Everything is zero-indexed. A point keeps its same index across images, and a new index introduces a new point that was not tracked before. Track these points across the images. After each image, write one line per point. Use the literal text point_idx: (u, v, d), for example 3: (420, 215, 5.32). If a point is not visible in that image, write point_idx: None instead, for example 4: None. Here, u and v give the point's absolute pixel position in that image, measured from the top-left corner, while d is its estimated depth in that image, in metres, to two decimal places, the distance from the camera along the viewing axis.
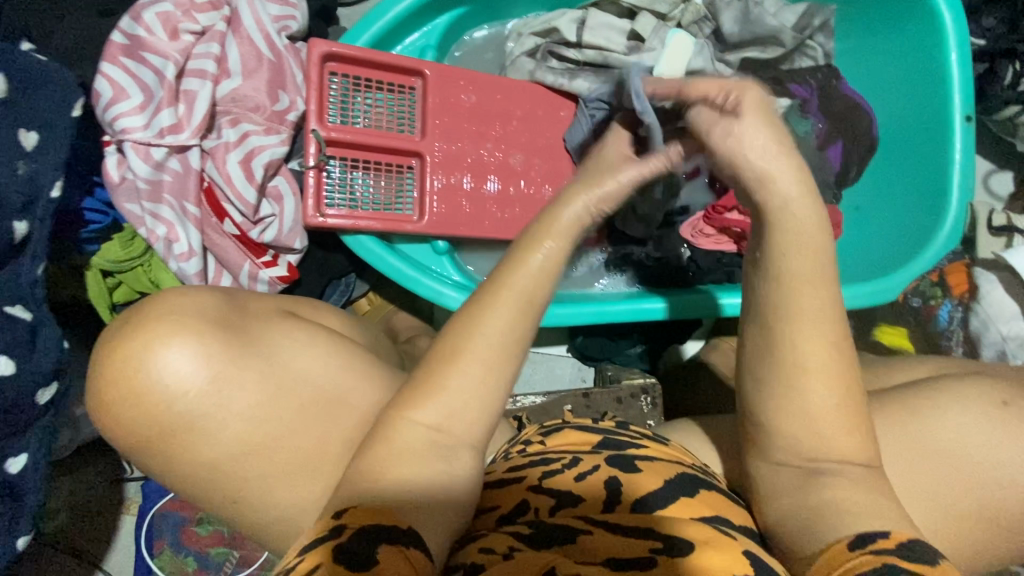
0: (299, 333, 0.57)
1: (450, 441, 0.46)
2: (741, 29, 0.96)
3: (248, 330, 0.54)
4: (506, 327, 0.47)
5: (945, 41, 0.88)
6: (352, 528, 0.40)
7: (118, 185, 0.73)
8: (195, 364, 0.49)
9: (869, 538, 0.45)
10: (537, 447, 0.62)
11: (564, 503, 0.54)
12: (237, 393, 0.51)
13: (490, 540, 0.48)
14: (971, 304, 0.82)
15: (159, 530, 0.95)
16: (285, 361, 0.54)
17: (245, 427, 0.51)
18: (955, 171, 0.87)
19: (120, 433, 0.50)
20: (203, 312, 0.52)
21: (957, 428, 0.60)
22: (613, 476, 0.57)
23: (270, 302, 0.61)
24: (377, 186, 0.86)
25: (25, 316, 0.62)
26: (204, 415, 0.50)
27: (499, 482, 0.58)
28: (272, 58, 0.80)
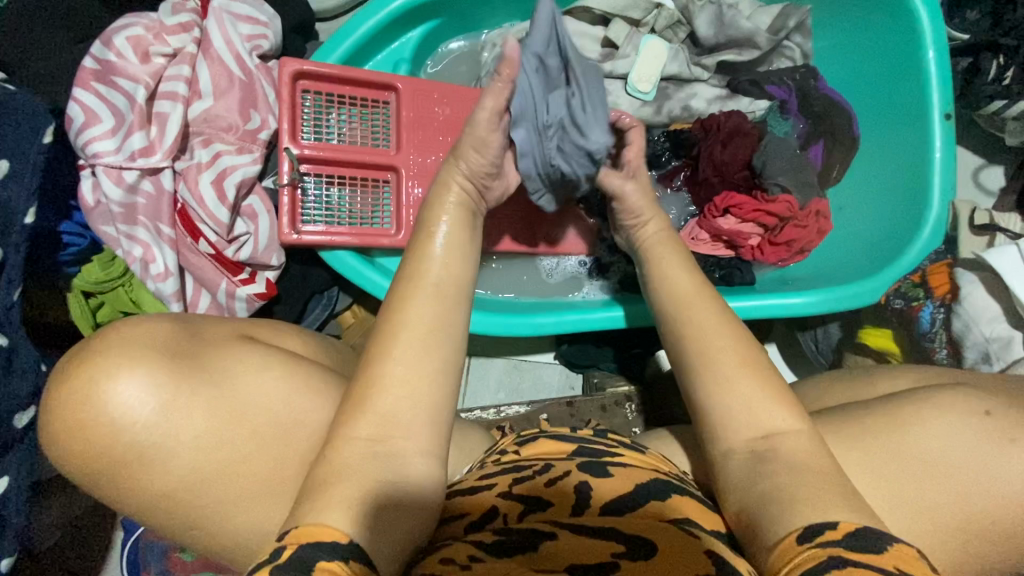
0: (251, 356, 0.58)
1: (396, 455, 0.48)
2: (716, 32, 0.95)
3: (202, 360, 0.55)
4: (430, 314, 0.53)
5: (922, 38, 0.86)
6: (293, 548, 0.40)
7: (93, 209, 0.74)
8: (143, 396, 0.51)
9: (816, 531, 0.45)
10: (512, 456, 0.62)
11: (534, 509, 0.54)
12: (186, 422, 0.52)
13: (448, 551, 0.47)
14: (952, 306, 0.81)
15: (145, 558, 0.97)
16: (243, 392, 0.56)
17: (197, 460, 0.52)
18: (936, 169, 0.86)
19: (83, 465, 0.51)
20: (151, 345, 0.54)
21: (934, 434, 0.59)
22: (583, 481, 0.57)
23: (227, 327, 0.62)
24: (354, 200, 0.87)
25: (2, 341, 0.63)
26: (152, 446, 0.51)
27: (469, 490, 0.58)
28: (243, 77, 0.80)
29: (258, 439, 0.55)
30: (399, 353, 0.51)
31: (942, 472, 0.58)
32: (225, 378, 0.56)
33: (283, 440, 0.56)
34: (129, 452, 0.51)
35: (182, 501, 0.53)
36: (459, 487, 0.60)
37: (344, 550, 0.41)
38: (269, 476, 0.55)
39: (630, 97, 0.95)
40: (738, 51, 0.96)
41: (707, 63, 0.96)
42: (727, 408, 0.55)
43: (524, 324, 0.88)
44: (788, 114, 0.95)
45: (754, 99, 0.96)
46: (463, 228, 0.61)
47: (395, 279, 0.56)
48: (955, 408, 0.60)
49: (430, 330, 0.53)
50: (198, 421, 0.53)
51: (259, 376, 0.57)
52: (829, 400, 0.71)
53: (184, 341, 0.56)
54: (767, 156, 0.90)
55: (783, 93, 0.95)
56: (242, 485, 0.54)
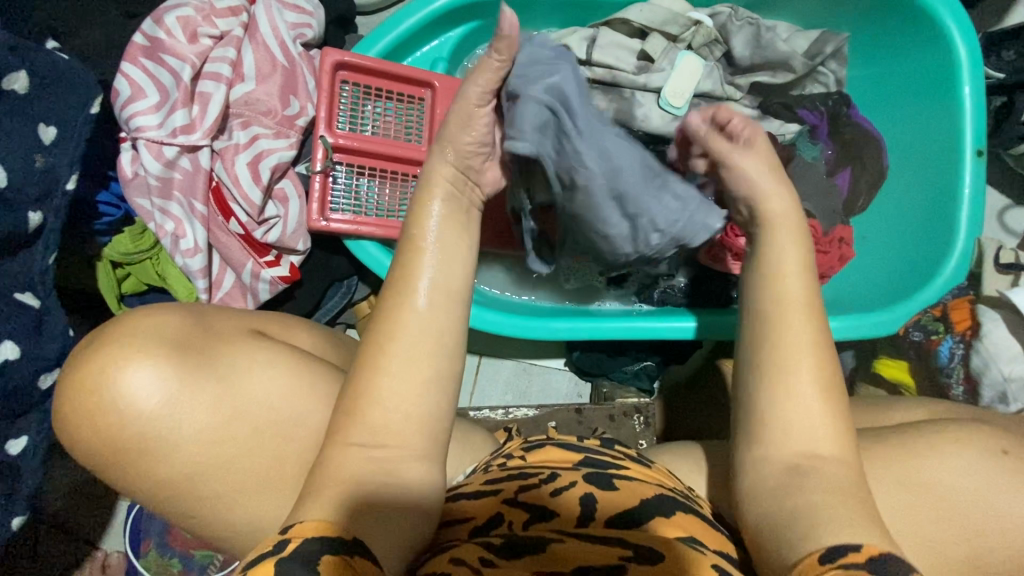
0: (258, 354, 0.58)
1: (405, 456, 0.48)
2: (752, 54, 0.95)
3: (208, 355, 0.55)
4: (436, 322, 0.50)
5: (959, 75, 0.87)
6: (297, 541, 0.41)
7: (130, 180, 0.76)
8: (152, 387, 0.52)
9: (836, 552, 0.44)
10: (517, 463, 0.63)
11: (538, 519, 0.55)
12: (190, 417, 0.53)
13: (460, 551, 0.48)
14: (972, 341, 0.81)
15: (147, 531, 1.00)
16: (245, 387, 0.56)
17: (198, 452, 0.53)
18: (965, 204, 0.86)
19: (97, 444, 0.52)
20: (163, 333, 0.54)
21: (949, 469, 0.59)
22: (589, 492, 0.57)
23: (237, 321, 0.62)
24: (383, 192, 0.88)
25: (34, 303, 0.64)
26: (166, 427, 0.52)
27: (476, 494, 0.58)
28: (286, 64, 0.82)
29: (280, 420, 0.56)
30: (394, 354, 0.49)
31: (954, 508, 0.57)
32: (232, 374, 0.55)
33: (301, 422, 0.57)
34: (151, 426, 0.52)
35: (199, 476, 0.54)
36: (466, 489, 0.61)
37: (345, 546, 0.42)
38: (285, 455, 0.56)
39: (662, 110, 0.93)
40: (772, 73, 0.96)
41: (739, 84, 0.97)
42: (753, 399, 0.54)
43: (541, 329, 0.89)
44: (818, 139, 0.96)
45: (784, 122, 0.96)
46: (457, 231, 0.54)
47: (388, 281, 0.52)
48: (969, 441, 0.60)
49: (429, 342, 0.49)
50: (203, 415, 0.53)
51: (263, 372, 0.57)
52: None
53: (196, 333, 0.56)
54: (796, 179, 0.92)
55: (814, 119, 0.95)
56: (260, 462, 0.55)
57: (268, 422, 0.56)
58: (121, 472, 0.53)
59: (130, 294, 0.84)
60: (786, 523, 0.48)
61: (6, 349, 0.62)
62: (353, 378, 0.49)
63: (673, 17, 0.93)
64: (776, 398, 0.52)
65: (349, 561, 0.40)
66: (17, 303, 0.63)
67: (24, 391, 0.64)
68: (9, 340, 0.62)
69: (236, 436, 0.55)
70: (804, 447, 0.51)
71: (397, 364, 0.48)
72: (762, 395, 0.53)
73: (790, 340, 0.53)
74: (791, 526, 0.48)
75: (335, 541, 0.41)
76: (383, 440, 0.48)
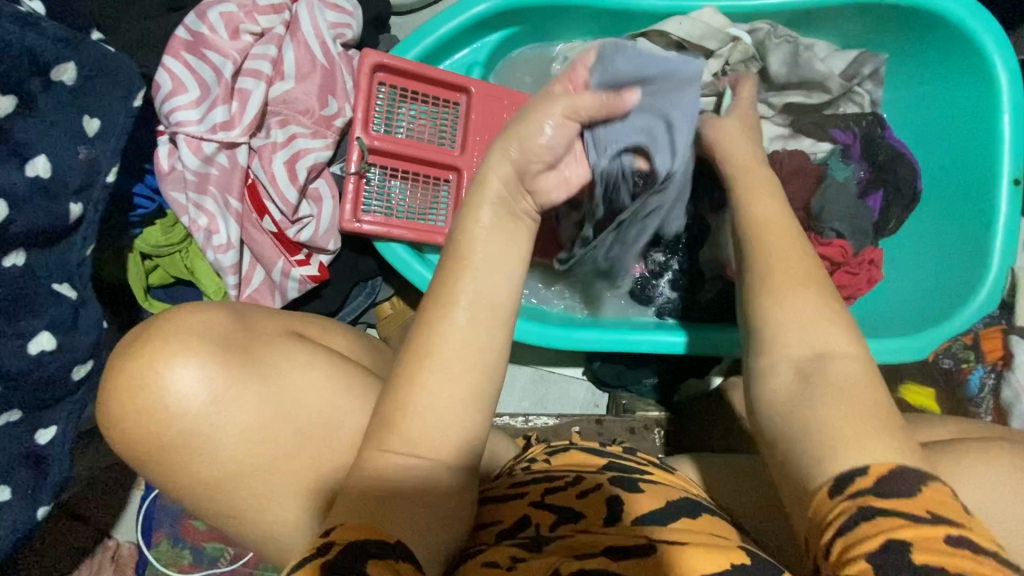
0: (299, 355, 0.58)
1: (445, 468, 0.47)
2: (789, 72, 0.94)
3: (252, 354, 0.56)
4: (477, 334, 0.48)
5: (999, 102, 0.86)
6: (339, 546, 0.41)
7: (167, 174, 0.76)
8: (199, 383, 0.52)
9: (848, 477, 0.44)
10: (542, 466, 0.62)
11: (566, 521, 0.54)
12: (234, 415, 0.53)
13: (490, 555, 0.49)
14: (1004, 372, 0.81)
15: (159, 522, 1.00)
16: (288, 385, 0.56)
17: (242, 448, 0.53)
18: (999, 232, 0.85)
19: (139, 439, 0.52)
20: (207, 332, 0.54)
21: (998, 503, 0.56)
22: (614, 495, 0.56)
23: (280, 321, 0.62)
24: (413, 195, 0.88)
25: (71, 294, 0.64)
26: (208, 427, 0.53)
27: (501, 498, 0.59)
28: (326, 64, 0.82)
29: (317, 423, 0.56)
30: (429, 367, 0.47)
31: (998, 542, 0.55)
32: (275, 372, 0.56)
33: (338, 425, 0.57)
34: (195, 422, 0.52)
35: (237, 476, 0.54)
36: (491, 493, 0.60)
37: (389, 551, 0.42)
38: (318, 457, 0.56)
39: None
40: (806, 93, 0.96)
41: (774, 101, 0.97)
42: (763, 321, 0.55)
43: (565, 339, 0.89)
44: (850, 160, 0.95)
45: (816, 141, 0.97)
46: (503, 234, 0.51)
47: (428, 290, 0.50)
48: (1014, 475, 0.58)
49: (468, 356, 0.47)
50: (247, 411, 0.54)
51: (304, 373, 0.57)
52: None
53: (238, 331, 0.57)
54: (826, 201, 0.91)
55: (848, 139, 0.95)
56: (297, 463, 0.55)
57: (306, 425, 0.56)
58: (160, 467, 0.53)
59: (156, 286, 0.83)
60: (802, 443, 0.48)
61: (43, 341, 0.62)
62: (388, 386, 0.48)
63: (712, 32, 0.90)
64: (786, 311, 0.54)
65: (393, 563, 0.40)
66: (53, 294, 0.63)
67: (57, 381, 0.64)
68: (46, 331, 0.63)
69: (274, 439, 0.55)
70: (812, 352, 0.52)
71: (433, 372, 0.47)
72: (770, 311, 0.55)
73: (780, 273, 0.56)
74: (808, 445, 0.48)
75: (373, 545, 0.41)
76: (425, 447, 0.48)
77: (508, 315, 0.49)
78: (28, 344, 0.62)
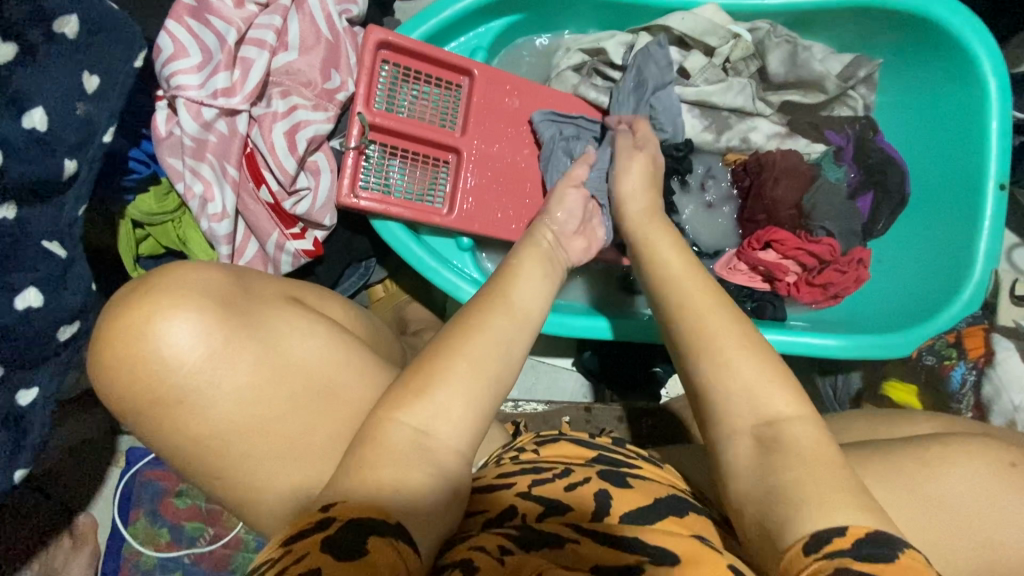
0: (299, 319, 0.58)
1: (431, 431, 0.50)
2: (787, 71, 0.96)
3: (252, 313, 0.56)
4: (506, 331, 0.55)
5: (987, 108, 0.89)
6: (339, 522, 0.42)
7: (164, 139, 0.75)
8: (194, 339, 0.51)
9: (823, 539, 0.43)
10: (530, 456, 0.62)
11: (553, 512, 0.53)
12: (231, 373, 0.53)
13: (478, 539, 0.48)
14: (985, 369, 0.85)
15: (138, 498, 0.99)
16: (286, 350, 0.56)
17: (234, 408, 0.53)
18: (983, 235, 0.87)
19: (128, 396, 0.52)
20: (208, 289, 0.54)
21: (971, 485, 0.57)
22: (603, 489, 0.56)
23: (276, 286, 0.62)
24: (412, 175, 0.88)
25: (61, 253, 0.63)
26: (196, 390, 0.52)
27: (488, 487, 0.58)
28: (330, 38, 0.82)
29: (307, 386, 0.56)
30: (457, 365, 0.52)
31: (975, 524, 0.56)
32: (273, 337, 0.56)
33: (331, 393, 0.57)
34: (190, 380, 0.52)
35: (226, 439, 0.54)
36: (477, 483, 0.60)
37: (387, 528, 0.43)
38: (307, 424, 0.56)
39: (693, 119, 0.97)
40: (803, 93, 0.98)
41: (772, 100, 0.99)
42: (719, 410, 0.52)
43: (559, 324, 0.89)
44: (842, 162, 0.97)
45: (811, 142, 0.99)
46: (537, 263, 0.64)
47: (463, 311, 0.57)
48: (979, 453, 0.59)
49: (494, 355, 0.53)
50: (245, 373, 0.54)
51: (305, 338, 0.57)
52: (850, 435, 0.70)
53: (237, 292, 0.56)
54: (818, 198, 0.93)
55: (840, 141, 0.98)
56: (288, 426, 0.55)
57: (303, 387, 0.56)
58: (150, 420, 0.53)
59: (146, 255, 0.82)
60: (774, 505, 0.47)
61: (30, 296, 0.61)
62: (404, 375, 0.52)
63: (713, 28, 0.93)
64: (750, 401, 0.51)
65: (393, 543, 0.41)
66: (42, 251, 0.62)
67: (41, 341, 0.63)
68: (32, 286, 0.61)
69: (270, 399, 0.55)
70: (768, 439, 0.50)
71: (454, 368, 0.52)
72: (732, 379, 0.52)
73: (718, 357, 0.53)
74: (781, 512, 0.46)
75: (372, 521, 0.42)
76: (426, 419, 0.50)
77: (530, 316, 0.58)
78: (14, 299, 0.60)
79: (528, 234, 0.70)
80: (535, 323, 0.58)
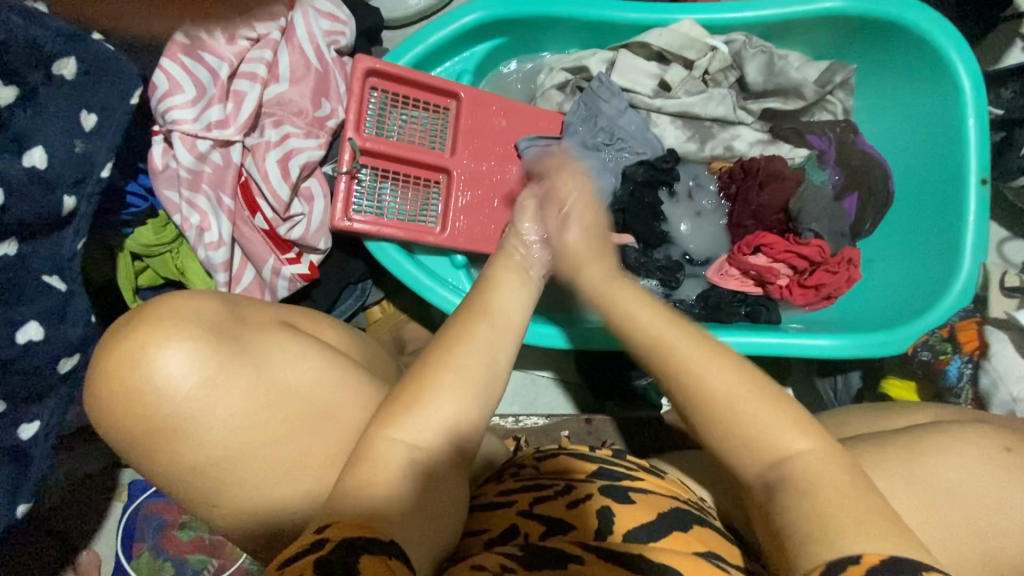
0: (293, 343, 0.59)
1: (423, 447, 0.50)
2: (765, 80, 0.98)
3: (243, 337, 0.56)
4: (487, 345, 0.55)
5: (963, 106, 0.90)
6: (333, 541, 0.41)
7: (161, 172, 0.78)
8: (187, 365, 0.52)
9: (841, 562, 0.40)
10: (530, 473, 0.62)
11: (555, 531, 0.53)
12: (223, 400, 0.53)
13: (479, 559, 0.48)
14: (980, 362, 0.85)
15: (141, 531, 0.98)
16: (280, 373, 0.57)
17: (228, 435, 0.54)
18: (969, 230, 0.88)
19: (124, 425, 0.52)
20: (201, 318, 0.55)
21: (969, 474, 0.57)
22: (606, 506, 0.56)
23: (268, 312, 0.63)
24: (404, 197, 0.90)
25: (60, 286, 0.65)
26: (190, 417, 0.52)
27: (489, 506, 0.58)
28: (319, 68, 0.85)
29: (303, 409, 0.57)
30: (445, 378, 0.52)
31: (976, 513, 0.56)
32: (267, 360, 0.57)
33: (327, 414, 0.58)
34: (185, 406, 0.52)
35: (222, 464, 0.54)
36: (479, 501, 0.60)
37: (379, 546, 0.42)
38: (304, 444, 0.56)
39: (676, 130, 1.00)
40: (784, 98, 1.00)
41: (753, 107, 1.01)
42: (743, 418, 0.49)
43: (556, 338, 0.91)
44: (825, 165, 0.99)
45: (793, 147, 1.01)
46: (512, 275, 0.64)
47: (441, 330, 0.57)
48: (974, 440, 0.59)
49: (483, 368, 0.54)
50: (237, 399, 0.54)
51: (300, 359, 0.59)
52: (847, 431, 0.70)
53: (229, 319, 0.57)
54: (804, 202, 0.94)
55: (822, 144, 1.00)
56: (285, 450, 0.56)
57: (299, 409, 0.57)
58: (149, 449, 0.53)
59: (145, 287, 0.83)
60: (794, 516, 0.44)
61: (32, 330, 0.63)
62: (400, 390, 0.53)
63: (691, 42, 0.96)
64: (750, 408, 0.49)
65: (387, 562, 0.40)
66: (43, 286, 0.64)
67: (42, 374, 0.64)
68: (34, 320, 0.63)
69: (262, 425, 0.55)
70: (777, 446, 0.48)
71: (442, 384, 0.52)
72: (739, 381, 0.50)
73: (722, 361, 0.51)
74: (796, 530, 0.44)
75: (362, 540, 0.41)
76: (418, 432, 0.50)
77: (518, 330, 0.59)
78: (16, 334, 0.62)
79: (500, 247, 0.69)
80: (517, 331, 0.59)
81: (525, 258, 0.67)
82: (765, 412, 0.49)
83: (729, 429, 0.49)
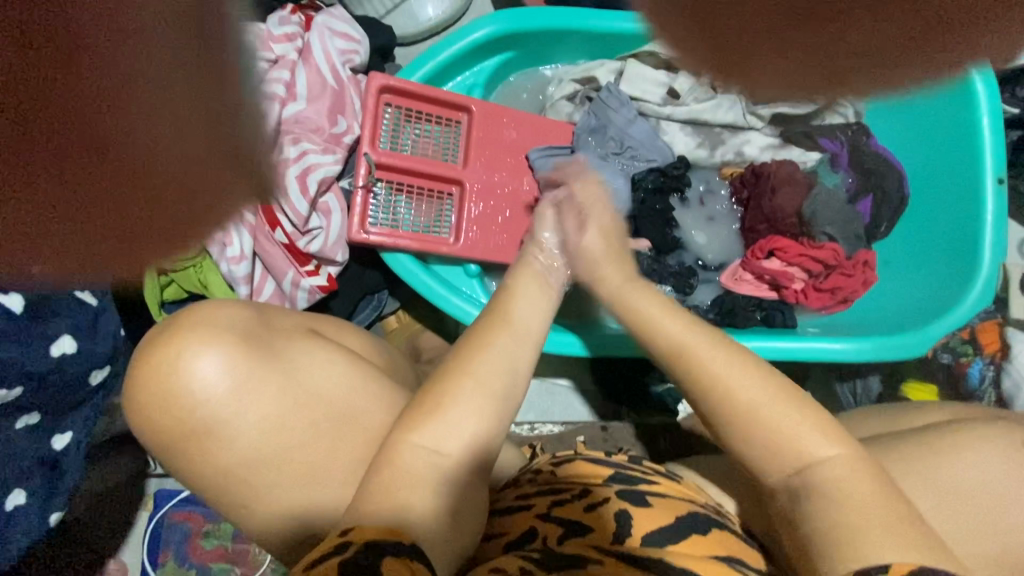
0: (316, 352, 0.61)
1: (443, 451, 0.51)
2: (774, 84, 0.99)
3: (271, 345, 0.58)
4: (505, 354, 0.56)
5: (978, 105, 0.90)
6: (357, 544, 0.42)
7: None
8: (219, 372, 0.54)
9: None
10: (548, 478, 0.62)
11: (573, 534, 0.53)
12: (252, 404, 0.55)
13: (499, 561, 0.49)
14: (1003, 364, 0.85)
15: (166, 539, 1.00)
16: (305, 381, 0.58)
17: (256, 440, 0.55)
18: (988, 230, 0.87)
19: (157, 431, 0.54)
20: (233, 325, 0.57)
21: (993, 474, 0.56)
22: (623, 510, 0.56)
23: (296, 320, 0.65)
24: (419, 210, 0.92)
25: (92, 301, 0.69)
26: (220, 423, 0.54)
27: (508, 510, 0.59)
28: (335, 86, 0.89)
29: (325, 416, 0.58)
30: (466, 384, 0.54)
31: (1001, 513, 0.55)
32: (294, 367, 0.58)
33: (348, 420, 0.59)
34: (216, 413, 0.54)
35: (250, 469, 0.55)
36: (499, 505, 0.61)
37: (402, 549, 0.43)
38: (328, 449, 0.58)
39: (686, 137, 1.01)
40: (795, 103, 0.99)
41: (763, 112, 0.99)
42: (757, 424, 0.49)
43: (571, 345, 0.91)
44: (838, 168, 0.99)
45: (805, 150, 1.01)
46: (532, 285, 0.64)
47: (461, 339, 0.58)
48: (997, 440, 0.59)
49: (502, 374, 0.55)
50: (265, 406, 0.56)
51: (324, 368, 0.60)
52: (866, 432, 0.69)
53: (259, 327, 0.59)
54: (817, 206, 0.94)
55: (835, 147, 0.99)
56: (310, 456, 0.57)
57: (322, 416, 0.58)
58: (181, 453, 0.55)
59: (170, 301, 0.85)
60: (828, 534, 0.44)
61: (65, 343, 0.64)
62: (420, 397, 0.54)
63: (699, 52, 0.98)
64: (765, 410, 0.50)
65: (408, 562, 0.41)
66: (76, 300, 0.67)
67: (75, 386, 0.67)
68: (66, 333, 0.64)
69: (288, 431, 0.57)
70: (794, 446, 0.48)
71: (462, 389, 0.53)
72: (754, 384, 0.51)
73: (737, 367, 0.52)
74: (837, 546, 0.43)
75: (387, 544, 0.42)
76: (439, 437, 0.51)
77: (534, 336, 0.60)
78: (51, 346, 0.63)
79: (519, 256, 0.70)
80: (535, 340, 0.60)
81: (544, 266, 0.67)
82: (779, 414, 0.49)
83: (746, 429, 0.50)
